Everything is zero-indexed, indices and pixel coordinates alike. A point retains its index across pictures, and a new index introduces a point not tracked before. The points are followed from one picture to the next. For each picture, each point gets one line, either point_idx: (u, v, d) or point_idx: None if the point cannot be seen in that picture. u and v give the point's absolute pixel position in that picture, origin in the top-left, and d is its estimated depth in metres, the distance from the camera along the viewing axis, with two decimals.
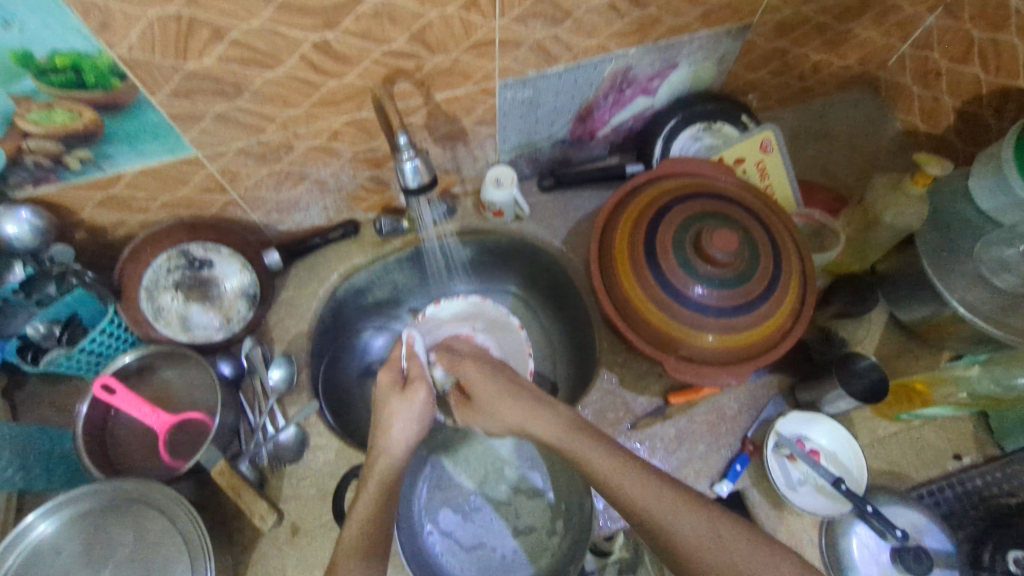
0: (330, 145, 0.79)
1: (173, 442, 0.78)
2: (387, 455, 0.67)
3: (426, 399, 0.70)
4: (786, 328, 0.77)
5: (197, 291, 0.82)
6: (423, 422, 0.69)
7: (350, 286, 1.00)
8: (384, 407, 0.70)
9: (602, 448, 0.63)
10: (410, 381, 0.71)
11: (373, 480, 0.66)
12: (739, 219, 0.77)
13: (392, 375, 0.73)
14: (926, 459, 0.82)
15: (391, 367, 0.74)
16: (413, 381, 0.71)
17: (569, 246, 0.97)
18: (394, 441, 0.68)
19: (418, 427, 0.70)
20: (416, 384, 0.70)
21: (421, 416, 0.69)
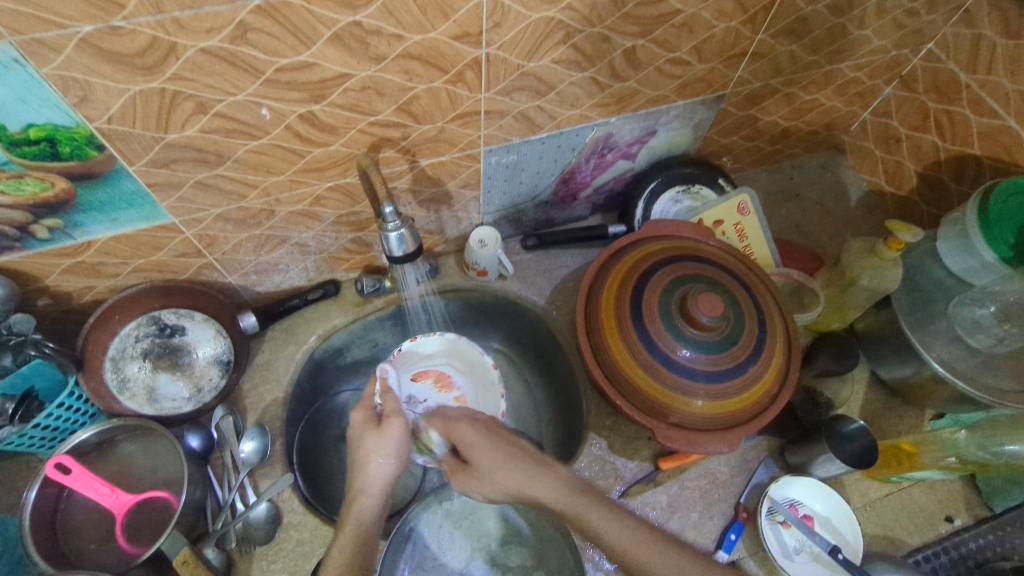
0: (312, 210, 0.79)
1: (133, 525, 0.72)
2: (363, 494, 0.65)
3: (403, 434, 0.69)
4: (774, 392, 0.77)
5: (167, 359, 0.78)
6: (399, 460, 0.68)
7: (329, 347, 0.97)
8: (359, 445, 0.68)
9: (605, 521, 0.59)
10: (386, 416, 0.70)
11: (348, 525, 0.63)
12: (723, 282, 0.78)
13: (366, 413, 0.71)
14: (920, 523, 0.81)
15: (365, 405, 0.73)
16: (389, 416, 0.70)
17: (554, 306, 0.97)
18: (371, 478, 0.66)
19: (397, 464, 0.68)
20: (391, 420, 0.69)
21: (397, 452, 0.68)
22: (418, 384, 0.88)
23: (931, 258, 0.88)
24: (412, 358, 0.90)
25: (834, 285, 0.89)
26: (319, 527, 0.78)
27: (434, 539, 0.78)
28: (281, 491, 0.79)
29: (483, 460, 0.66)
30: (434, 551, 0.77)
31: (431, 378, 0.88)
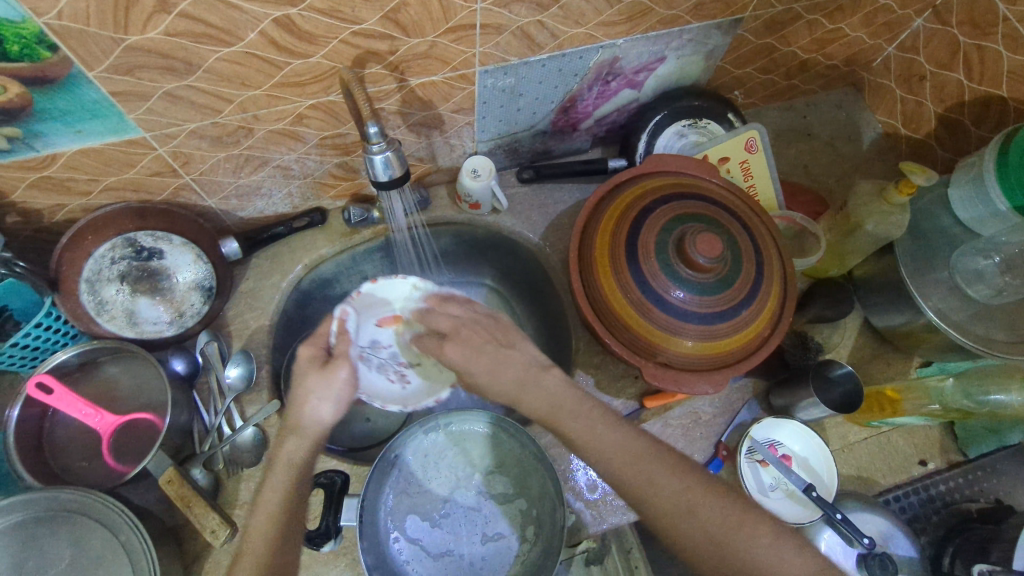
0: (294, 130, 0.74)
1: (119, 444, 0.72)
2: (296, 438, 0.62)
3: (348, 379, 0.64)
4: (765, 335, 0.76)
5: (146, 283, 0.76)
6: (340, 404, 0.63)
7: (317, 277, 0.95)
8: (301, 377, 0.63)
9: (586, 429, 0.62)
10: (335, 358, 0.64)
11: (279, 465, 0.61)
12: (723, 222, 0.75)
13: (314, 350, 0.66)
14: (894, 465, 0.83)
15: (316, 340, 0.66)
16: (336, 358, 0.64)
17: (548, 242, 0.94)
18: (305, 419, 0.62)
19: (337, 410, 0.63)
20: (339, 362, 0.64)
21: (340, 396, 0.63)
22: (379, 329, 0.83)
23: (940, 205, 0.85)
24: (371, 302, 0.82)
25: (837, 230, 0.86)
26: None
27: (417, 466, 0.79)
28: (267, 417, 0.79)
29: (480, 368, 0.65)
30: (417, 477, 0.79)
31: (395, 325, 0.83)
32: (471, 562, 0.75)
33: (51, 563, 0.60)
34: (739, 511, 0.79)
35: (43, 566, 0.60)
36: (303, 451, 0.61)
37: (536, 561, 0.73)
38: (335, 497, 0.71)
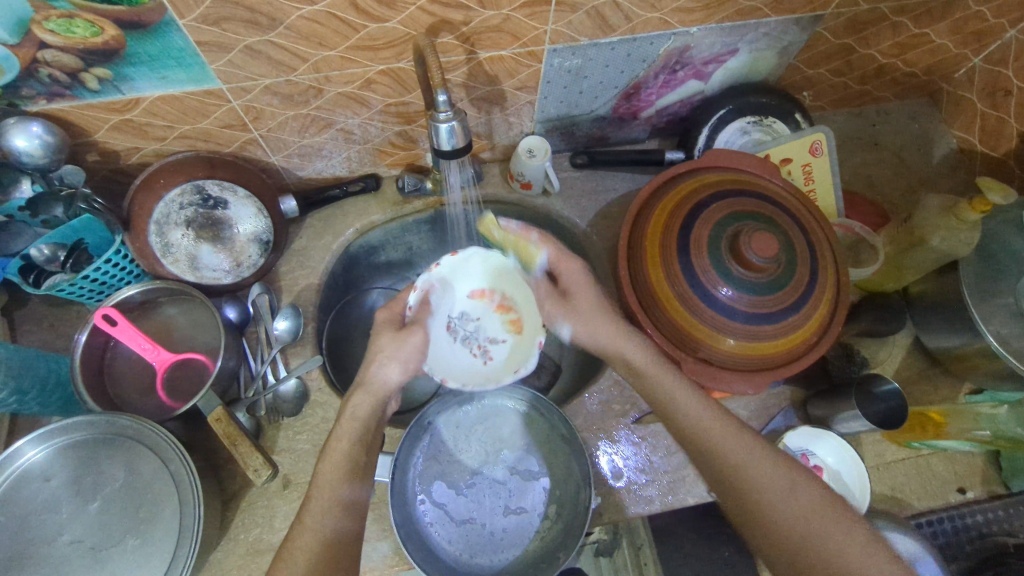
0: (361, 94, 0.75)
1: (171, 380, 0.76)
2: (366, 390, 0.67)
3: (420, 344, 0.72)
4: (812, 341, 0.75)
5: (209, 231, 0.79)
6: (406, 367, 0.70)
7: (365, 242, 0.98)
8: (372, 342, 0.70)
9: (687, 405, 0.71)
10: (408, 325, 0.72)
11: (347, 417, 0.66)
12: (781, 222, 0.73)
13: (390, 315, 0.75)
14: (930, 489, 0.81)
15: (392, 308, 0.76)
16: (410, 325, 0.73)
17: (595, 229, 0.94)
18: (373, 375, 0.68)
19: (402, 371, 0.70)
20: (410, 329, 0.72)
21: (408, 359, 0.70)
22: (471, 301, 0.89)
23: None
24: (463, 273, 0.87)
25: (899, 244, 0.84)
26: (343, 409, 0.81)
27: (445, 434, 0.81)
28: (310, 371, 0.82)
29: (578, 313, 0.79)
30: (446, 445, 0.81)
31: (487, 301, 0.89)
32: (492, 533, 0.77)
33: (106, 482, 0.64)
34: None
35: (98, 484, 0.64)
36: (368, 405, 0.67)
37: (555, 539, 0.75)
38: None
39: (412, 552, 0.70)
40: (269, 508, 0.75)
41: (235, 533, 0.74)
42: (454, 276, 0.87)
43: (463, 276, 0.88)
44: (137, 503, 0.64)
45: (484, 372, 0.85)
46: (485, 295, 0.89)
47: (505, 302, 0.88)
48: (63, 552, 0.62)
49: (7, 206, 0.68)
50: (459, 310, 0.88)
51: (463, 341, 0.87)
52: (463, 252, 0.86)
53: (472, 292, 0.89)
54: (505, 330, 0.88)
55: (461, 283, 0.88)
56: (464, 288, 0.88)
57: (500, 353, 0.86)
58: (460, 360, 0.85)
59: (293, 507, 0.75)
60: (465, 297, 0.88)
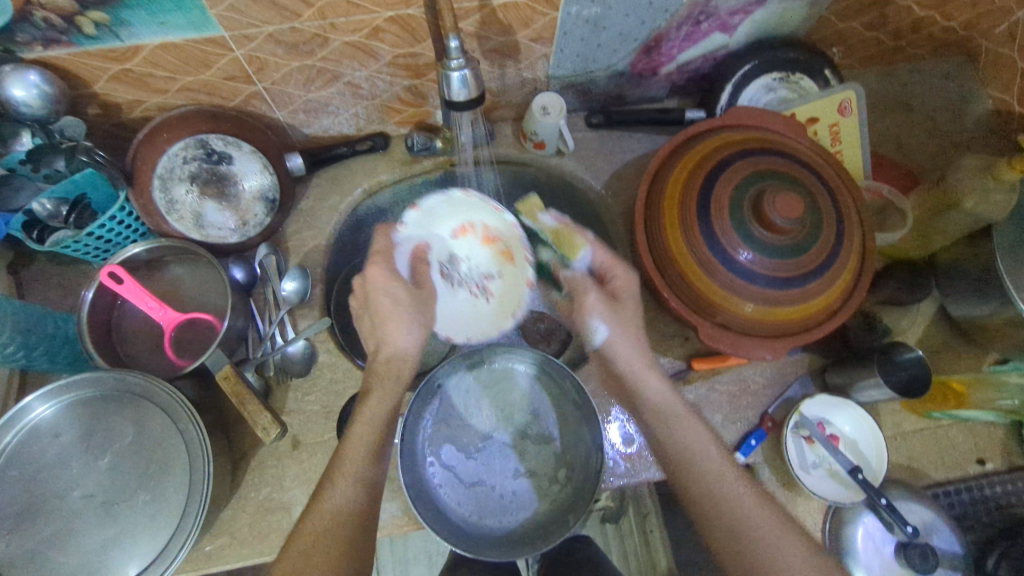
0: (369, 44, 0.72)
1: (179, 339, 0.75)
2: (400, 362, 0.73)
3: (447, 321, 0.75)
4: (834, 308, 0.72)
5: (214, 187, 0.76)
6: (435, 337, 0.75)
7: (373, 204, 0.96)
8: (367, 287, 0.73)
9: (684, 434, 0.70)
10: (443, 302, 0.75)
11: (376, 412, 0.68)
12: (806, 183, 0.70)
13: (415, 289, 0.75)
14: (948, 460, 0.79)
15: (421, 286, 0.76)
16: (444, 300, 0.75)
17: (610, 191, 0.91)
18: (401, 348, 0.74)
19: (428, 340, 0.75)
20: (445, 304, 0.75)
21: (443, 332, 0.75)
22: (459, 240, 0.89)
23: None
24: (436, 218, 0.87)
25: (929, 207, 0.80)
26: (352, 371, 0.81)
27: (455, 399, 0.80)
28: (318, 332, 0.81)
29: (627, 296, 0.77)
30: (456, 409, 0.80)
31: (472, 235, 0.88)
32: (502, 496, 0.77)
33: (115, 439, 0.64)
34: (778, 483, 0.78)
35: (108, 441, 0.64)
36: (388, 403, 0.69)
37: (565, 503, 0.74)
38: None
39: (423, 513, 0.69)
40: (279, 468, 0.75)
41: (246, 491, 0.74)
42: (431, 220, 0.86)
43: (443, 217, 0.87)
44: (147, 460, 0.64)
45: (487, 311, 0.89)
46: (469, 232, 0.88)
47: (490, 234, 0.89)
48: (75, 506, 0.62)
49: (7, 160, 0.65)
50: (446, 253, 0.88)
51: (461, 284, 0.88)
52: (426, 202, 0.85)
53: (455, 230, 0.88)
54: (495, 262, 0.90)
55: (445, 223, 0.87)
56: (443, 227, 0.87)
57: (498, 288, 0.90)
58: (460, 303, 0.88)
59: (304, 467, 0.75)
60: (450, 237, 0.88)
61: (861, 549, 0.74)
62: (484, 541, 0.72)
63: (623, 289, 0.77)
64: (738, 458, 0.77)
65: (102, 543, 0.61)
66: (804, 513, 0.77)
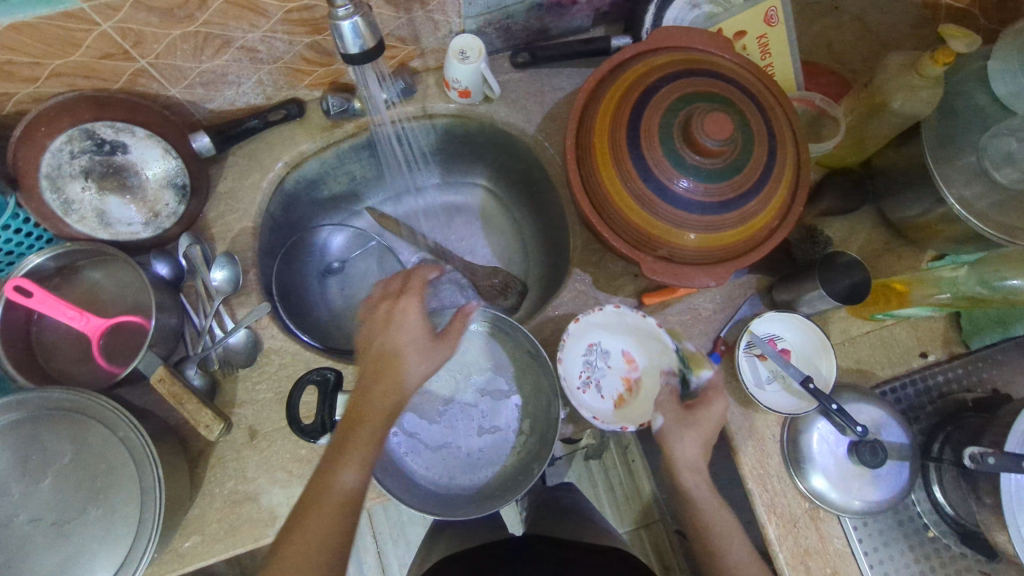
0: (254, 1, 0.64)
1: (109, 346, 0.71)
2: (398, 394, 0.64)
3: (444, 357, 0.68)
4: (772, 227, 0.72)
5: (113, 180, 0.71)
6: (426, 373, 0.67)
7: (301, 177, 0.91)
8: (397, 309, 0.67)
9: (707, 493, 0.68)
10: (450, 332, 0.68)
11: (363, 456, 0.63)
12: (735, 102, 0.68)
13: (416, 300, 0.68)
14: (894, 358, 0.82)
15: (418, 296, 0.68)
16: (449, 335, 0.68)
17: (544, 134, 0.87)
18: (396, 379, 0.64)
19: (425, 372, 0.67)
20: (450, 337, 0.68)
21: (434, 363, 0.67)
22: (619, 359, 0.80)
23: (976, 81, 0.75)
24: (644, 336, 0.79)
25: (860, 112, 0.80)
26: (301, 353, 0.78)
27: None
28: (259, 320, 0.78)
29: (710, 422, 0.69)
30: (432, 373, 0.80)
31: (629, 375, 0.79)
32: (468, 454, 0.77)
33: (53, 459, 0.61)
34: (736, 404, 0.80)
35: (45, 461, 0.61)
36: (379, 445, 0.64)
37: (531, 450, 0.75)
38: (328, 393, 0.69)
39: (386, 483, 0.69)
40: (240, 460, 0.73)
41: (208, 488, 0.72)
42: (643, 342, 0.79)
43: (644, 338, 0.79)
44: (92, 475, 0.61)
45: (577, 393, 0.75)
46: (632, 364, 0.79)
47: (636, 380, 0.79)
48: (23, 531, 0.60)
49: None
50: (612, 348, 0.80)
51: (588, 362, 0.78)
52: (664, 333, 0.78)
53: (632, 353, 0.80)
54: (613, 394, 0.78)
55: (641, 348, 0.80)
56: (634, 344, 0.80)
57: (592, 401, 0.76)
58: (573, 370, 0.77)
59: (264, 456, 0.74)
60: (622, 351, 0.80)
61: (818, 453, 0.77)
62: (455, 502, 0.72)
63: (711, 409, 0.69)
64: None
65: (61, 563, 0.59)
66: (763, 427, 0.80)
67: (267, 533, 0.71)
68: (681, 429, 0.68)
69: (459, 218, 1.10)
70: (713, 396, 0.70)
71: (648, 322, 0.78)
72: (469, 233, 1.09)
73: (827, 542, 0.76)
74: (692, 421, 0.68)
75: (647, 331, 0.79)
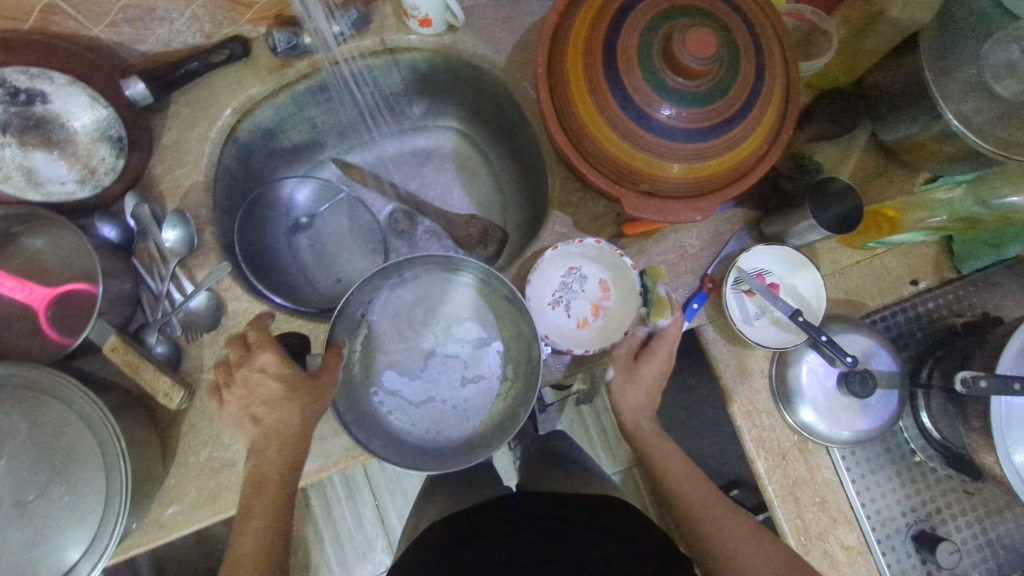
0: None
1: (57, 316, 0.66)
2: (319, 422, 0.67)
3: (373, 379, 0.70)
4: (761, 153, 0.68)
5: (36, 133, 0.65)
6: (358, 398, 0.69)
7: (255, 126, 0.84)
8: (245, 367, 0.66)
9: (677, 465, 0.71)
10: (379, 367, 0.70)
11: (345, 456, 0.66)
12: (719, 15, 0.62)
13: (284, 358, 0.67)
14: (884, 287, 0.80)
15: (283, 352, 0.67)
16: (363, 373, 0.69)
17: (515, 65, 0.81)
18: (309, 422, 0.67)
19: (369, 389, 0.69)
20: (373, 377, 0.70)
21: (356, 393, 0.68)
22: (594, 287, 0.79)
23: None
24: (620, 270, 0.77)
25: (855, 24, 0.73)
26: (270, 313, 0.74)
27: (404, 309, 0.76)
28: (220, 281, 0.73)
29: (650, 376, 0.72)
30: (409, 328, 0.77)
31: (600, 303, 0.78)
32: (456, 407, 0.75)
33: (7, 437, 0.57)
34: (724, 341, 0.78)
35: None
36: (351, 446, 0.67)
37: (516, 398, 0.73)
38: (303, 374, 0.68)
39: (372, 446, 0.67)
40: (213, 427, 0.70)
41: (184, 457, 0.70)
42: (620, 277, 0.77)
43: (621, 271, 0.77)
44: (50, 452, 0.58)
45: (542, 311, 0.77)
46: (607, 294, 0.78)
47: (605, 310, 0.78)
48: None
49: None
50: (591, 276, 0.79)
51: (563, 284, 0.78)
52: (635, 272, 0.75)
53: (608, 283, 0.78)
54: (579, 320, 0.78)
55: (616, 280, 0.78)
56: (612, 276, 0.78)
57: (557, 321, 0.78)
58: (544, 289, 0.78)
59: (239, 421, 0.71)
60: (599, 279, 0.79)
61: (806, 386, 0.76)
62: (446, 455, 0.71)
63: (655, 362, 0.72)
64: None
65: (27, 544, 0.57)
66: (751, 363, 0.78)
67: None
68: (627, 381, 0.73)
69: (431, 164, 1.04)
70: (657, 346, 0.72)
71: (623, 260, 0.75)
72: (443, 180, 1.04)
73: (816, 473, 0.77)
74: (637, 376, 0.72)
75: (624, 269, 0.76)
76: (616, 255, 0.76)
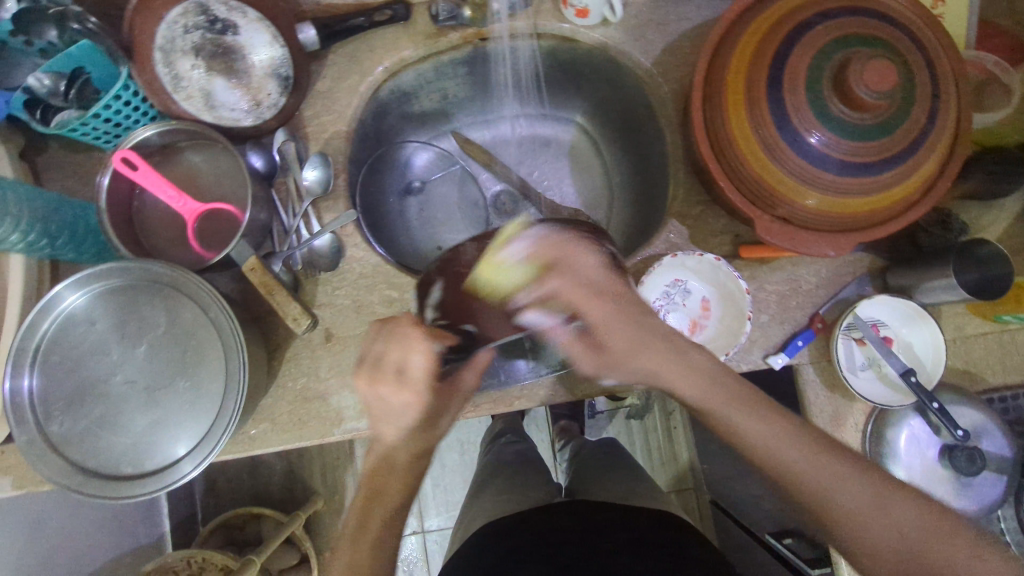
0: None
1: (202, 230, 0.72)
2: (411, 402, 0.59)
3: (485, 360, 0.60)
4: (912, 200, 0.65)
5: (221, 60, 0.71)
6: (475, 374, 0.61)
7: (396, 87, 0.88)
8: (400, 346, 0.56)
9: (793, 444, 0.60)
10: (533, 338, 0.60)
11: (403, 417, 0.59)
12: (901, 49, 0.59)
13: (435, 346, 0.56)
14: (1009, 366, 0.75)
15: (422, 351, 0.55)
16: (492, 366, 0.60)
17: (660, 68, 0.80)
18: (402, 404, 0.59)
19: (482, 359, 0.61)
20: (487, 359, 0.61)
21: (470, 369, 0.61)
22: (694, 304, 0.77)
23: None
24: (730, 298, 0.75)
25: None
26: (382, 264, 0.78)
27: None
28: (344, 226, 0.77)
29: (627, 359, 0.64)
30: None
31: (695, 320, 0.77)
32: None
33: (149, 328, 0.64)
34: (822, 385, 0.75)
35: (142, 329, 0.64)
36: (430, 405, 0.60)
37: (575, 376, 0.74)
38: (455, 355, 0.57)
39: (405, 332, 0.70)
40: (313, 359, 0.75)
41: (282, 381, 0.74)
42: (726, 303, 0.76)
43: (730, 300, 0.75)
44: (183, 347, 0.64)
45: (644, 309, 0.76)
46: (705, 316, 0.76)
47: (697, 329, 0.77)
48: (120, 391, 0.63)
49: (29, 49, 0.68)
50: (696, 293, 0.77)
51: (669, 291, 0.77)
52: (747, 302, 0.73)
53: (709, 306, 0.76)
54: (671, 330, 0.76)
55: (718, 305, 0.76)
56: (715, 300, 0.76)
57: None
58: (651, 291, 0.76)
59: (337, 360, 0.75)
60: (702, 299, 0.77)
61: (903, 451, 0.72)
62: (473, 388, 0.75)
63: (617, 337, 0.62)
64: (783, 359, 0.74)
65: (151, 425, 0.63)
66: (847, 414, 0.75)
67: (332, 432, 0.74)
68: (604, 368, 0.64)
69: (546, 152, 1.05)
70: (604, 323, 0.62)
71: (738, 285, 0.74)
72: (555, 169, 1.05)
73: None
74: (616, 357, 0.64)
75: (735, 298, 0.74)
76: (734, 283, 0.74)
